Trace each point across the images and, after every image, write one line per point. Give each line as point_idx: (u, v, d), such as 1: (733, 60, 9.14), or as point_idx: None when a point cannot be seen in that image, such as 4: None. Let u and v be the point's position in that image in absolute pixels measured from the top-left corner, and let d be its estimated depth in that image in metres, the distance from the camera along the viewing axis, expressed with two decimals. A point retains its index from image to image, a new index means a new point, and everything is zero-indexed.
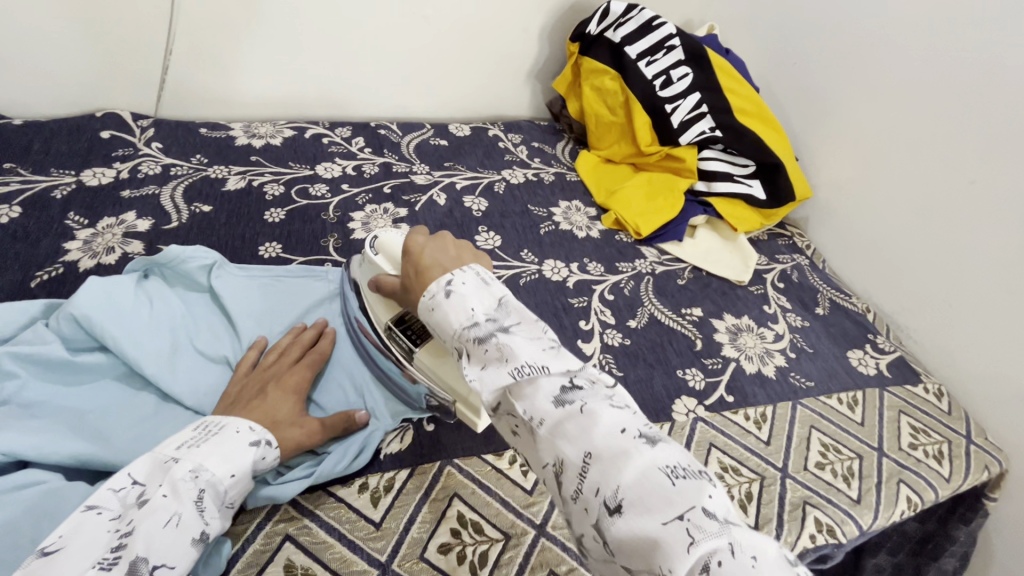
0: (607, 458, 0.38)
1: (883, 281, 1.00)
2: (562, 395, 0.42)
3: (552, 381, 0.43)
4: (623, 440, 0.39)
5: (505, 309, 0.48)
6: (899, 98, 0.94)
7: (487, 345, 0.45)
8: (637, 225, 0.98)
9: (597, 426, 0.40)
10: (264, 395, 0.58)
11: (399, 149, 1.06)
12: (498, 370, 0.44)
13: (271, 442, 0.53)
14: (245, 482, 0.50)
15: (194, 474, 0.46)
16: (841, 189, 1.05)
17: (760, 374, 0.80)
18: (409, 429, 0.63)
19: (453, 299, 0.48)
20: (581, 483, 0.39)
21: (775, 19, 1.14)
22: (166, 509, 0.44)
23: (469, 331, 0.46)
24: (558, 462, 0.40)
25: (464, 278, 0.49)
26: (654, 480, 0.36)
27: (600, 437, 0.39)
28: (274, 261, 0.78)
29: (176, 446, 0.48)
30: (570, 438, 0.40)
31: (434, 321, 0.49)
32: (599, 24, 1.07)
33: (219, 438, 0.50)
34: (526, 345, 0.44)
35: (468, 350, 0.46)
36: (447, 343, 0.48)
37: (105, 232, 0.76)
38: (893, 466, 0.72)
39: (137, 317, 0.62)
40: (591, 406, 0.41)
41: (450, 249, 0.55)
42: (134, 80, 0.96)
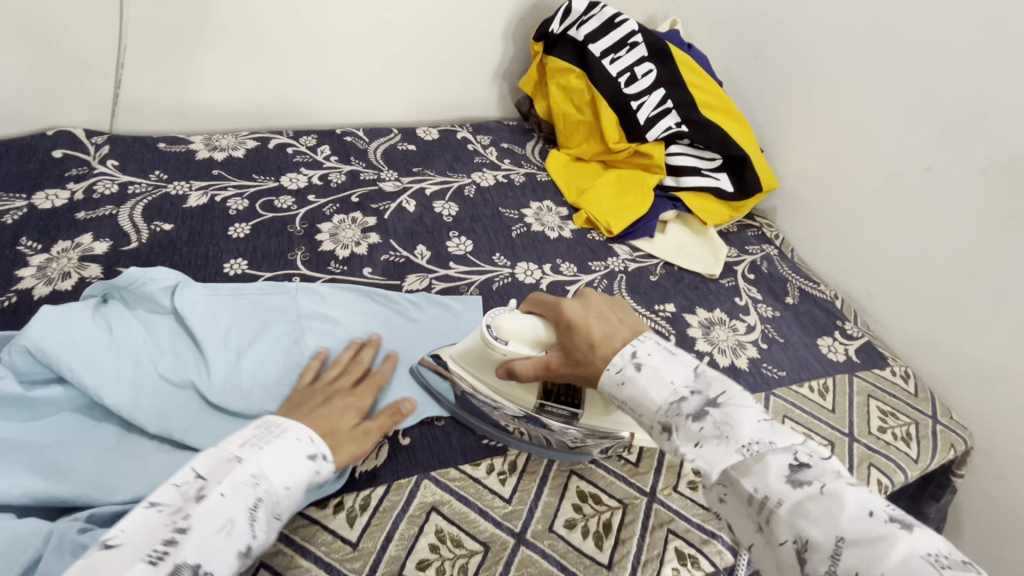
0: (861, 542, 0.39)
1: (850, 268, 1.02)
2: (796, 475, 0.44)
3: (780, 458, 0.45)
4: (875, 523, 0.40)
5: (702, 377, 0.51)
6: (857, 88, 0.96)
7: (701, 421, 0.48)
8: (608, 223, 0.98)
9: (843, 508, 0.41)
10: (330, 405, 0.58)
11: (366, 156, 1.04)
12: (718, 447, 0.47)
13: (326, 456, 0.52)
14: (297, 497, 0.48)
15: (255, 480, 0.45)
16: (806, 180, 1.07)
17: (733, 367, 0.81)
18: (385, 444, 0.62)
19: (646, 374, 0.52)
20: (835, 563, 0.40)
21: (736, 14, 1.15)
22: (222, 514, 0.42)
23: (675, 405, 0.50)
24: (801, 542, 0.42)
25: (649, 351, 0.53)
26: (917, 566, 0.37)
27: (849, 521, 0.40)
28: (240, 279, 0.77)
29: (239, 444, 0.47)
30: (815, 520, 0.41)
31: (630, 398, 0.52)
32: (562, 24, 1.06)
33: (280, 443, 0.49)
34: (746, 419, 0.47)
35: (678, 423, 0.49)
36: (646, 421, 0.52)
37: (61, 256, 0.73)
38: (864, 450, 0.74)
39: (96, 347, 0.60)
40: (833, 487, 0.42)
41: (610, 316, 0.59)
42: (87, 96, 0.93)
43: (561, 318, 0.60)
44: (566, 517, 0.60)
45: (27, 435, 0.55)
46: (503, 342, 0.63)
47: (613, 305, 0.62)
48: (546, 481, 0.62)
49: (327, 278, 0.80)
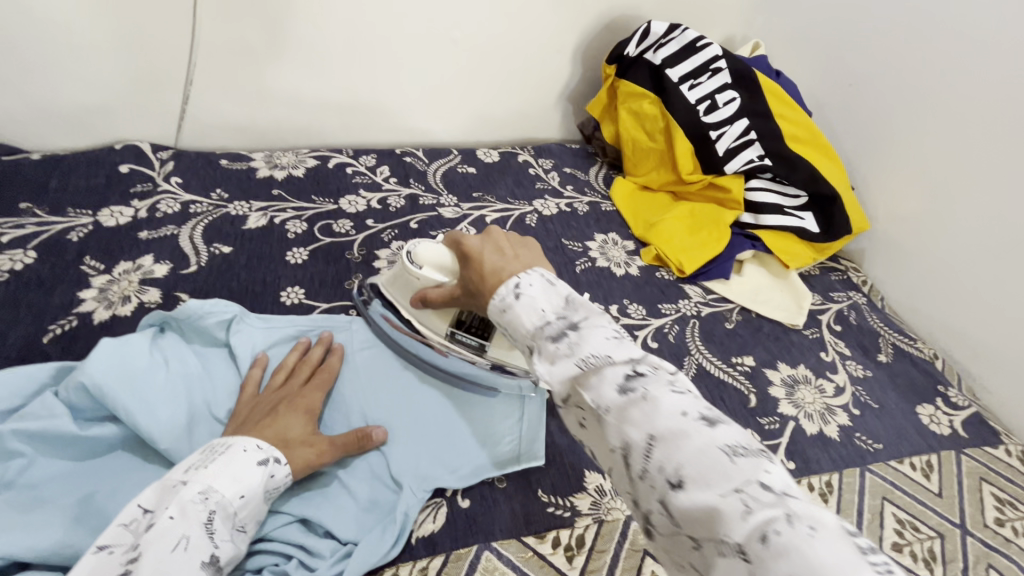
0: (669, 439, 0.36)
1: (951, 324, 0.91)
2: (628, 383, 0.39)
3: (617, 368, 0.40)
4: (685, 422, 0.36)
5: (573, 305, 0.45)
6: (972, 126, 0.85)
7: (557, 341, 0.43)
8: (680, 262, 0.91)
9: (662, 411, 0.37)
10: (275, 413, 0.57)
11: (425, 178, 1.01)
12: (565, 362, 0.42)
13: (280, 459, 0.52)
14: (256, 503, 0.48)
15: (203, 496, 0.45)
16: (902, 223, 0.97)
17: (822, 436, 0.73)
18: (442, 504, 0.57)
19: (523, 302, 0.46)
20: (647, 463, 0.36)
21: (827, 38, 1.06)
22: (174, 533, 0.42)
23: (541, 330, 0.44)
24: (625, 448, 0.38)
25: (530, 281, 0.47)
26: (713, 458, 0.34)
27: (666, 419, 0.37)
28: (295, 310, 0.74)
29: (183, 470, 0.47)
30: (636, 423, 0.37)
31: (505, 325, 0.47)
32: (638, 46, 1.00)
33: (225, 457, 0.49)
34: (595, 338, 0.42)
35: (540, 347, 0.44)
36: (518, 345, 0.47)
37: (122, 278, 0.72)
38: (979, 547, 0.65)
39: (153, 383, 0.58)
40: (654, 392, 0.38)
41: (506, 249, 0.53)
42: (155, 111, 0.93)
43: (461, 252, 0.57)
44: None
45: (77, 478, 0.52)
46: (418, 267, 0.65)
47: (516, 239, 0.57)
48: (617, 562, 0.56)
49: None
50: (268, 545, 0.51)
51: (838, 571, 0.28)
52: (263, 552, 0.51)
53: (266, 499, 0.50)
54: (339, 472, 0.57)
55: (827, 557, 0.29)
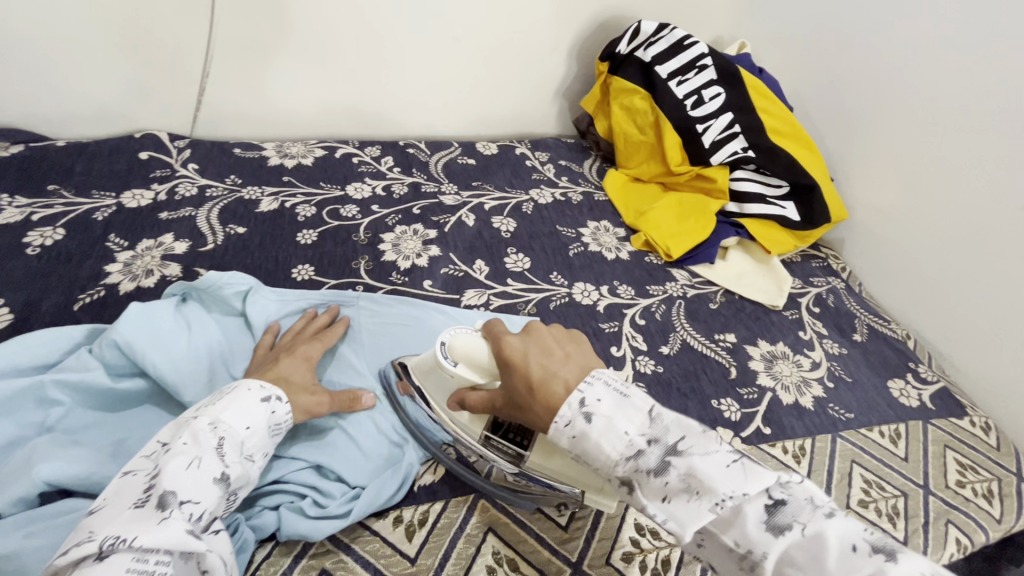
0: None
1: (923, 307, 0.96)
2: (773, 517, 0.41)
3: (756, 504, 0.42)
4: (861, 559, 0.38)
5: (658, 421, 0.46)
6: (941, 120, 0.91)
7: (661, 476, 0.43)
8: (667, 247, 0.96)
9: (829, 552, 0.39)
10: (277, 362, 0.62)
11: (427, 168, 1.06)
12: (685, 503, 0.43)
13: (281, 397, 0.55)
14: (262, 435, 0.52)
15: (212, 426, 0.49)
16: (879, 212, 1.02)
17: (797, 406, 0.78)
18: (442, 459, 0.63)
19: (598, 425, 0.45)
20: None
21: (809, 38, 1.12)
22: (188, 453, 0.46)
23: (632, 459, 0.44)
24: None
25: (598, 393, 0.47)
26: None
27: (835, 561, 0.38)
28: (305, 285, 0.79)
29: (195, 409, 0.51)
30: (800, 565, 0.40)
31: (581, 451, 0.46)
32: (629, 44, 1.06)
33: (232, 396, 0.53)
34: (710, 466, 0.43)
35: (640, 480, 0.44)
36: (601, 472, 0.46)
37: (144, 254, 0.77)
38: (940, 505, 0.70)
39: (176, 344, 0.62)
40: (815, 526, 0.40)
41: (557, 353, 0.52)
42: (172, 102, 0.99)
43: (502, 356, 0.53)
44: (623, 549, 0.58)
45: (109, 425, 0.57)
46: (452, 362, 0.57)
47: (564, 338, 0.55)
48: (602, 510, 0.61)
49: (389, 289, 0.82)
50: (283, 486, 0.56)
51: None
52: (279, 492, 0.56)
53: (273, 435, 0.54)
54: (342, 423, 0.62)
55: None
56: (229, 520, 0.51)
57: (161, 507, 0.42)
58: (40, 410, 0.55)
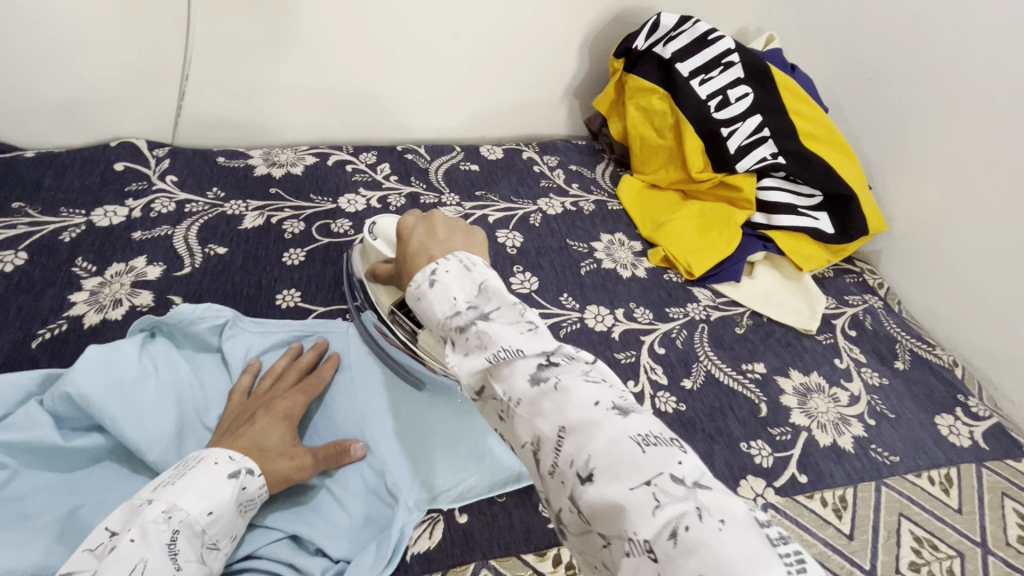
0: (579, 430, 0.36)
1: (971, 330, 0.88)
2: (539, 373, 0.39)
3: (529, 360, 0.39)
4: (596, 411, 0.36)
5: (486, 294, 0.44)
6: (999, 123, 0.81)
7: (467, 333, 0.42)
8: (688, 264, 0.88)
9: (571, 402, 0.37)
10: (253, 420, 0.55)
11: (427, 176, 0.98)
12: (477, 355, 0.41)
13: (253, 471, 0.50)
14: (226, 518, 0.47)
15: (167, 515, 0.45)
16: (922, 223, 0.93)
17: (836, 448, 0.70)
18: (439, 520, 0.55)
19: (437, 289, 0.44)
20: (557, 457, 0.36)
21: (845, 30, 1.02)
22: (133, 556, 0.42)
23: (451, 321, 0.43)
24: (536, 441, 0.37)
25: (448, 267, 0.46)
26: (622, 448, 0.34)
27: (576, 411, 0.36)
28: (291, 314, 0.72)
29: (152, 489, 0.47)
30: (546, 416, 0.37)
31: (421, 311, 0.46)
32: (647, 40, 0.97)
33: (195, 473, 0.48)
34: (507, 331, 0.41)
35: (452, 338, 0.43)
36: (433, 333, 0.46)
37: (114, 280, 0.70)
38: (1002, 567, 0.62)
39: (142, 392, 0.56)
40: (566, 381, 0.38)
41: (441, 232, 0.52)
42: (151, 107, 0.91)
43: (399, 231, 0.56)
44: None
45: (62, 491, 0.50)
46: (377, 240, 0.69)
47: (464, 226, 0.54)
48: None
49: None
50: (254, 564, 0.49)
51: (743, 563, 0.28)
52: (250, 570, 0.49)
53: (241, 514, 0.49)
54: (328, 482, 0.56)
55: (733, 550, 0.28)
56: None
57: None
58: None
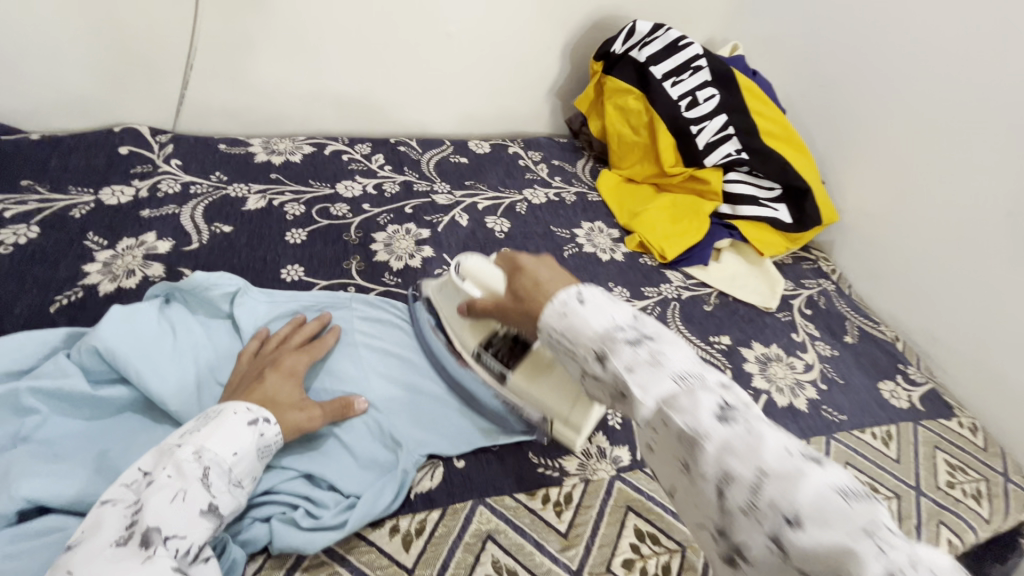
0: (781, 476, 0.36)
1: (912, 310, 0.98)
2: (724, 411, 0.40)
3: (711, 396, 0.41)
4: (794, 460, 0.37)
5: (642, 321, 0.48)
6: (930, 124, 0.92)
7: (636, 347, 0.45)
8: (662, 248, 0.96)
9: (766, 445, 0.37)
10: (262, 378, 0.59)
11: (419, 167, 1.04)
12: (654, 377, 0.43)
13: (269, 420, 0.54)
14: (250, 460, 0.51)
15: (196, 455, 0.48)
16: (869, 215, 1.03)
17: (792, 408, 0.78)
18: (439, 464, 0.61)
19: (589, 308, 0.49)
20: (754, 496, 0.36)
21: (800, 41, 1.13)
22: (171, 487, 0.46)
23: (612, 333, 0.47)
24: (723, 476, 0.38)
25: (592, 292, 0.50)
26: (828, 499, 0.34)
27: (771, 455, 0.37)
28: (295, 286, 0.77)
29: (179, 435, 0.50)
30: (740, 455, 0.38)
31: (565, 329, 0.49)
32: (624, 44, 1.05)
33: (218, 420, 0.51)
34: (678, 356, 0.44)
35: (614, 349, 0.46)
36: (579, 351, 0.48)
37: (125, 253, 0.74)
38: (932, 506, 0.70)
39: (160, 349, 0.60)
40: (758, 426, 0.39)
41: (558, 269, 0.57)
42: (154, 96, 0.95)
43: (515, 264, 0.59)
44: (623, 556, 0.57)
45: (91, 436, 0.54)
46: (463, 279, 0.67)
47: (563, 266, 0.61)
48: (602, 516, 0.60)
49: (381, 290, 0.80)
50: (274, 497, 0.54)
51: None
52: (270, 503, 0.54)
53: (262, 458, 0.53)
54: (337, 431, 0.60)
55: None
56: (214, 540, 0.49)
57: (144, 545, 0.42)
58: (14, 418, 0.52)
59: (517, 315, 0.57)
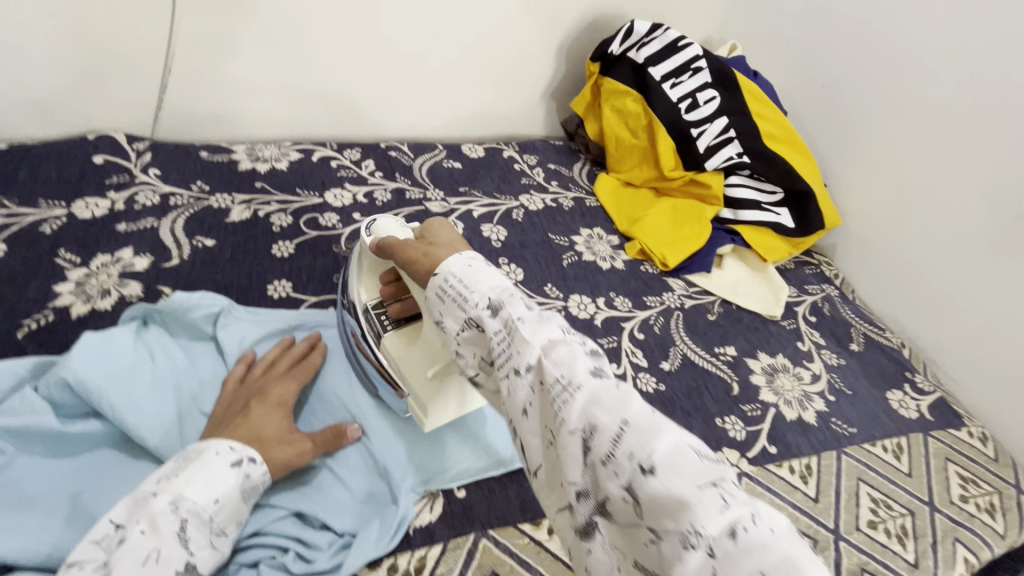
0: (643, 428, 0.36)
1: (917, 315, 0.96)
2: (599, 369, 0.41)
3: (585, 355, 0.42)
4: (657, 417, 0.37)
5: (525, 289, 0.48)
6: (934, 126, 0.90)
7: (523, 306, 0.45)
8: (664, 256, 0.93)
9: (634, 401, 0.38)
10: (247, 411, 0.55)
11: (411, 173, 1.00)
12: (538, 328, 0.43)
13: (255, 459, 0.50)
14: (233, 505, 0.47)
15: (173, 506, 0.44)
16: (872, 219, 1.01)
17: (801, 422, 0.76)
18: (439, 495, 0.57)
19: (470, 272, 0.48)
20: (613, 447, 0.36)
21: (800, 40, 1.10)
22: (144, 546, 0.41)
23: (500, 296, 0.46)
24: (587, 429, 0.37)
25: (474, 260, 0.50)
26: (684, 454, 0.35)
27: (636, 409, 0.37)
28: (283, 303, 0.73)
29: (154, 480, 0.46)
30: (606, 408, 0.38)
31: (455, 284, 0.48)
32: (621, 45, 1.02)
33: (198, 463, 0.47)
34: (557, 319, 0.45)
35: (507, 304, 0.45)
36: (464, 311, 0.46)
37: (100, 271, 0.70)
38: (947, 523, 0.68)
39: (138, 378, 0.56)
40: (626, 386, 0.40)
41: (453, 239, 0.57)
42: (130, 100, 0.90)
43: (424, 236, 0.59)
44: None
45: (62, 476, 0.50)
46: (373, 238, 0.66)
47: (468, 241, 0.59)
48: None
49: None
50: (261, 540, 0.50)
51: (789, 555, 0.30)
52: (258, 546, 0.50)
53: (246, 500, 0.49)
54: (330, 462, 0.57)
55: (785, 547, 0.30)
56: None
57: None
58: None
59: (411, 253, 0.56)
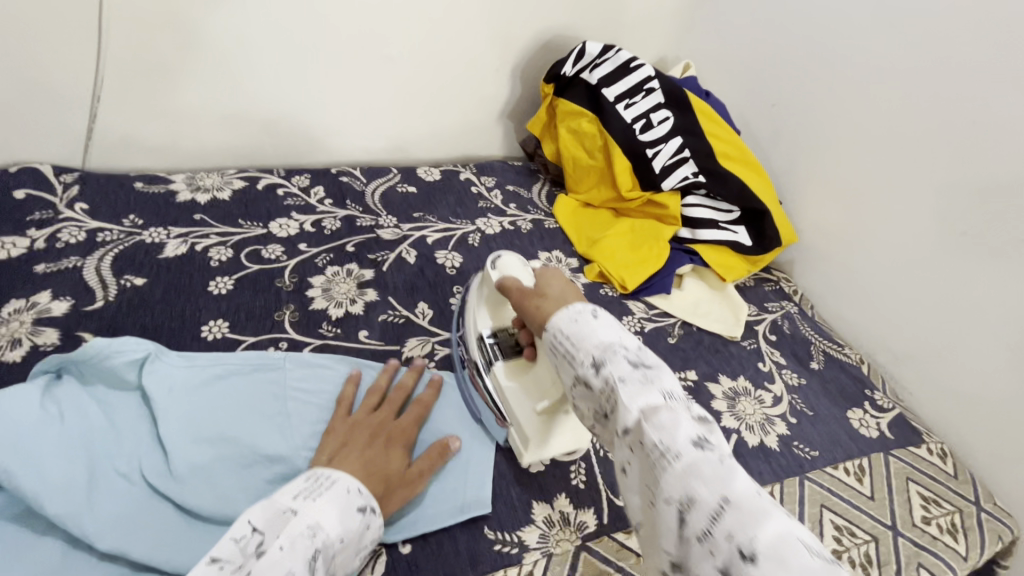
0: (745, 508, 0.36)
1: (875, 329, 0.96)
2: (701, 439, 0.41)
3: (690, 424, 0.42)
4: (763, 502, 0.37)
5: (642, 351, 0.49)
6: (880, 143, 0.91)
7: (634, 366, 0.46)
8: (623, 279, 0.92)
9: (738, 478, 0.38)
10: (373, 445, 0.57)
11: (363, 199, 0.97)
12: (645, 392, 0.44)
13: (376, 508, 0.52)
14: (351, 550, 0.48)
15: (312, 531, 0.45)
16: (827, 234, 1.02)
17: (763, 448, 0.74)
18: (382, 554, 0.54)
19: (593, 324, 0.51)
20: (713, 524, 0.37)
21: (751, 59, 1.11)
22: (282, 564, 0.42)
23: (610, 350, 0.48)
24: (685, 501, 0.38)
25: (600, 316, 0.52)
26: (792, 545, 0.35)
27: (740, 488, 0.38)
28: (217, 346, 0.68)
29: (291, 496, 0.48)
30: (706, 481, 0.38)
31: (573, 333, 0.51)
32: (574, 66, 1.02)
33: (331, 493, 0.49)
34: (668, 379, 0.46)
35: (612, 361, 0.47)
36: (578, 363, 0.49)
37: (12, 319, 0.65)
38: (910, 547, 0.68)
39: (41, 440, 0.52)
40: (732, 462, 0.39)
41: (566, 289, 0.60)
42: (57, 130, 0.85)
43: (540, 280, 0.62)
44: None
45: None
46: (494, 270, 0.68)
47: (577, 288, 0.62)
48: None
49: (317, 345, 0.72)
50: None
51: None
52: None
53: (358, 552, 0.50)
54: None
55: None
56: None
57: None
58: None
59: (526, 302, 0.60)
